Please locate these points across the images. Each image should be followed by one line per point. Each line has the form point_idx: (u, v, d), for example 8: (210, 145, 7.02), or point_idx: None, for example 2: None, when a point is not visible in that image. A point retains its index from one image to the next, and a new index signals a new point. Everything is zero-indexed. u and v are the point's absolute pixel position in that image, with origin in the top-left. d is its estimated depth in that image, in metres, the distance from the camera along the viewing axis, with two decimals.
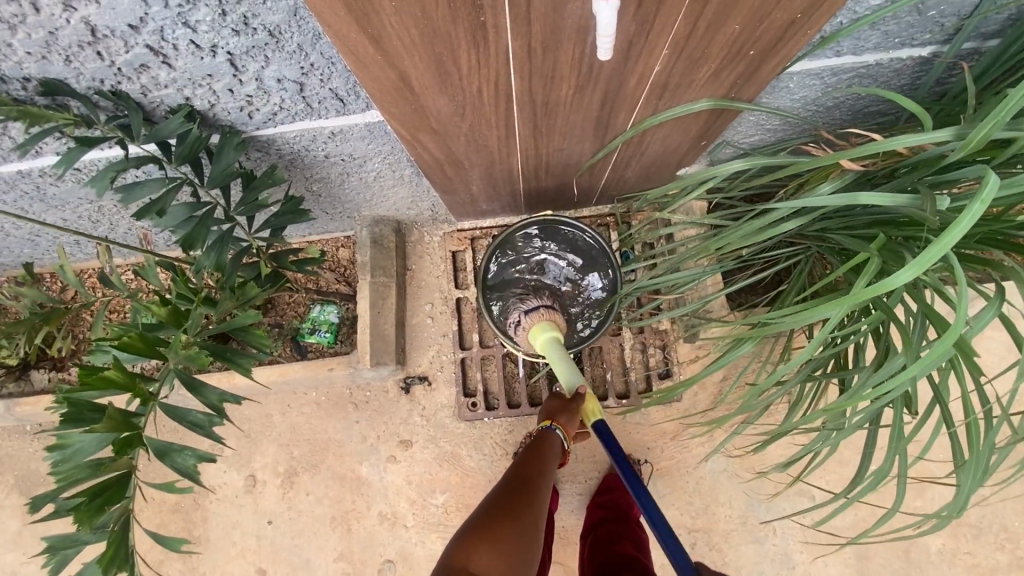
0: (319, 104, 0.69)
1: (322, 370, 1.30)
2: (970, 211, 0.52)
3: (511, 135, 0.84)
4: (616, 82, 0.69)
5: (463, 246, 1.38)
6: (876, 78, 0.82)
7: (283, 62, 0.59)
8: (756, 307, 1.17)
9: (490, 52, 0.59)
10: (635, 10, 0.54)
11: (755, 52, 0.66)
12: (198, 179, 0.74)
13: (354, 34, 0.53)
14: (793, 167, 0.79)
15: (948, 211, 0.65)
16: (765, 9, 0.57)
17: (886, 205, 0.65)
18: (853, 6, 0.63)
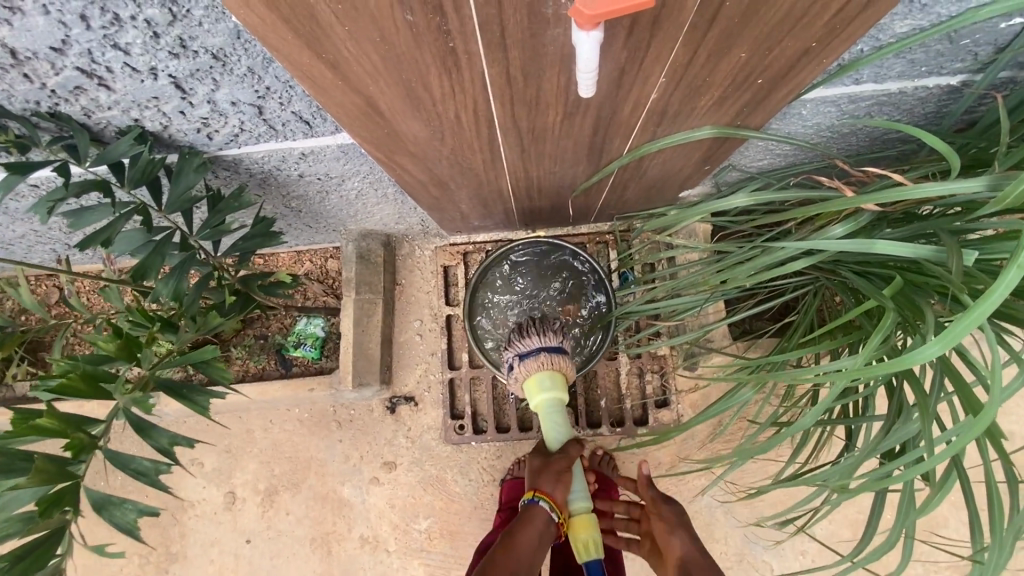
0: (283, 126, 0.63)
1: (303, 389, 1.25)
2: (1004, 279, 0.46)
3: (497, 159, 0.78)
4: (609, 109, 0.63)
5: (455, 261, 1.32)
6: (898, 106, 0.75)
7: (235, 85, 0.53)
8: (760, 338, 1.10)
9: (465, 78, 0.53)
10: (626, 37, 0.48)
11: (762, 80, 0.59)
12: (156, 203, 0.69)
13: (307, 58, 0.47)
14: (798, 205, 0.71)
15: (976, 263, 0.58)
16: (775, 36, 0.50)
17: (906, 256, 0.58)
18: (876, 34, 0.56)
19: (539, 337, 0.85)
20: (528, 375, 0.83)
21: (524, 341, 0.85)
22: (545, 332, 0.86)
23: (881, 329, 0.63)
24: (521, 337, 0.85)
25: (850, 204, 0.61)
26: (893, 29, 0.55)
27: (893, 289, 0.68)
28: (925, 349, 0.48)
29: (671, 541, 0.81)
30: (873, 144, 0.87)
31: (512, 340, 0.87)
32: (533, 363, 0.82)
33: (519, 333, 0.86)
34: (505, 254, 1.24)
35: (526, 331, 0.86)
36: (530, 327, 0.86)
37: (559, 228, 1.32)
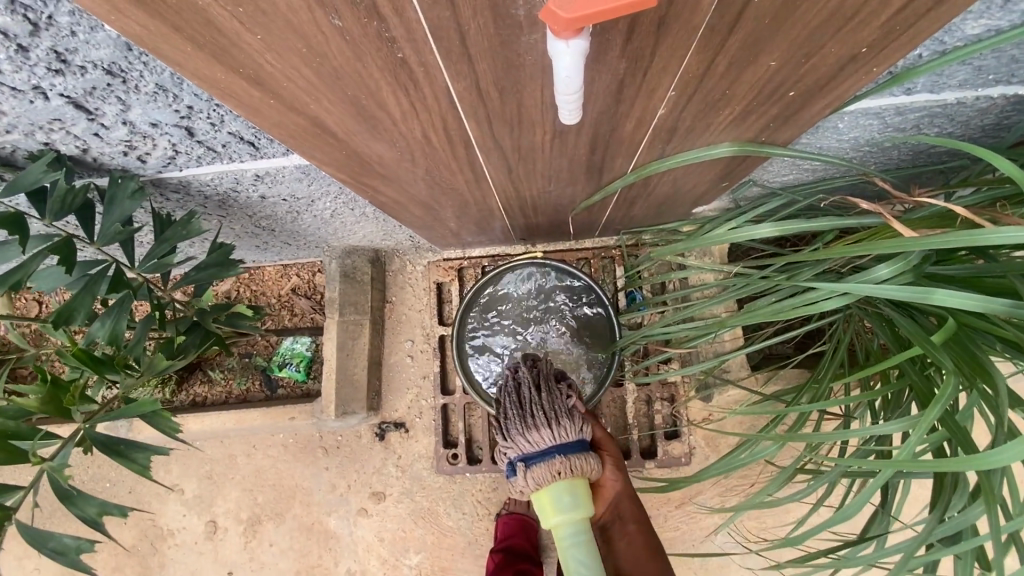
0: (225, 148, 0.54)
1: (284, 417, 1.17)
2: None
3: (481, 180, 0.68)
4: (608, 125, 0.52)
5: (450, 277, 1.21)
6: (952, 117, 0.63)
7: (149, 104, 0.44)
8: (782, 370, 0.99)
9: (427, 95, 0.43)
10: (623, 45, 0.38)
11: (795, 93, 0.48)
12: (88, 235, 0.60)
13: (223, 74, 0.38)
14: (831, 238, 0.61)
15: None
16: (815, 42, 0.39)
17: (974, 309, 0.47)
18: (941, 36, 0.44)
19: (552, 431, 0.63)
20: (535, 489, 0.62)
21: (530, 438, 0.63)
22: (557, 418, 0.64)
23: (940, 399, 0.52)
24: (526, 431, 0.63)
25: (902, 243, 0.50)
26: (963, 30, 0.44)
27: (944, 335, 0.57)
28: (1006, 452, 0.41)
29: (613, 481, 0.74)
30: (917, 158, 0.76)
31: (511, 432, 0.64)
32: (544, 475, 0.61)
33: (523, 427, 0.64)
34: (494, 277, 1.12)
35: (533, 422, 0.64)
36: (536, 413, 0.64)
37: (561, 243, 1.22)
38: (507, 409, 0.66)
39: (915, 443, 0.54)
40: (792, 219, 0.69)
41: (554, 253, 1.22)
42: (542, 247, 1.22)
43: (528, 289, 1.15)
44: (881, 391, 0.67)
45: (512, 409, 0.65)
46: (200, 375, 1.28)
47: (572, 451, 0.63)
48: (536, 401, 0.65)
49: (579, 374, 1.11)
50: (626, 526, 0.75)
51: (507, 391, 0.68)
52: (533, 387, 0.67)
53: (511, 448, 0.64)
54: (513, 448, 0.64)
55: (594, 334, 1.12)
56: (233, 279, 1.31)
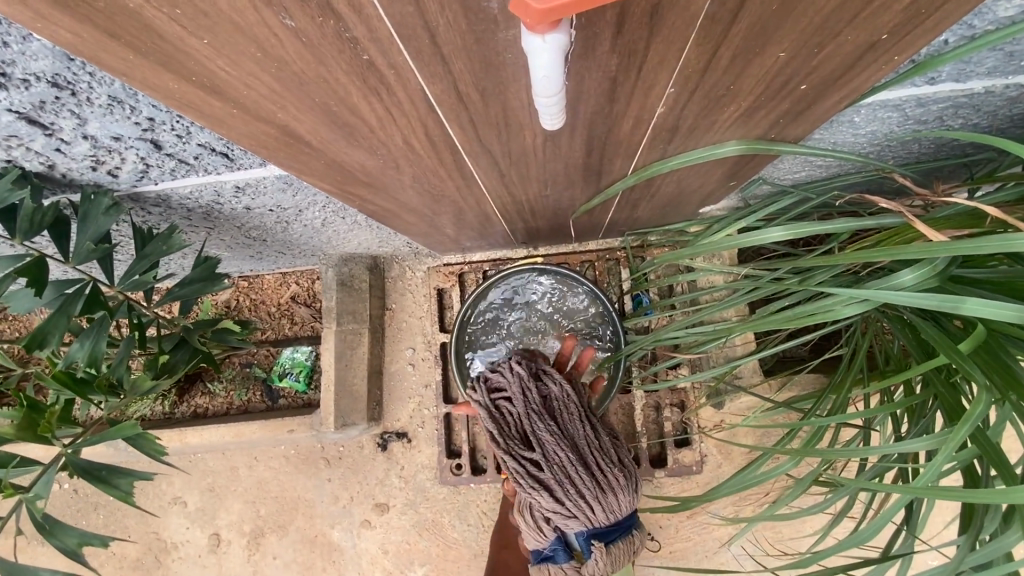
0: (197, 160, 0.51)
1: (283, 429, 1.15)
2: None
3: (473, 186, 0.65)
4: (604, 126, 0.49)
5: (450, 283, 1.17)
6: (978, 107, 0.59)
7: (106, 117, 0.41)
8: (797, 375, 0.94)
9: (403, 99, 0.39)
10: (613, 39, 0.34)
11: (806, 86, 0.44)
12: (63, 253, 0.57)
13: (176, 84, 0.35)
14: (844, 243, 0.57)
15: None
16: (830, 30, 0.35)
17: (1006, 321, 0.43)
18: (970, 20, 0.40)
19: (623, 498, 0.70)
20: (610, 565, 0.71)
21: (608, 513, 0.70)
22: (626, 482, 0.70)
23: (971, 416, 0.47)
24: (603, 506, 0.69)
25: (925, 249, 0.46)
26: (994, 12, 0.39)
27: (974, 341, 0.52)
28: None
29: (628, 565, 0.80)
30: (940, 151, 0.71)
31: (586, 505, 0.68)
32: (620, 550, 0.71)
33: (598, 496, 0.68)
34: (493, 283, 1.08)
35: (610, 494, 0.69)
36: (609, 486, 0.69)
37: (564, 246, 1.18)
38: (572, 472, 0.67)
39: (939, 464, 0.50)
40: (800, 223, 0.66)
41: (557, 256, 1.18)
42: (545, 250, 1.18)
43: (528, 297, 1.11)
44: (903, 403, 0.62)
45: (583, 479, 0.68)
46: (201, 386, 1.26)
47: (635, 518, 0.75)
48: (602, 462, 0.69)
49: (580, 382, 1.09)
50: None
51: (559, 444, 0.68)
52: (591, 442, 0.70)
53: (581, 521, 0.69)
54: (584, 522, 0.69)
55: (595, 341, 1.09)
56: (232, 287, 1.29)
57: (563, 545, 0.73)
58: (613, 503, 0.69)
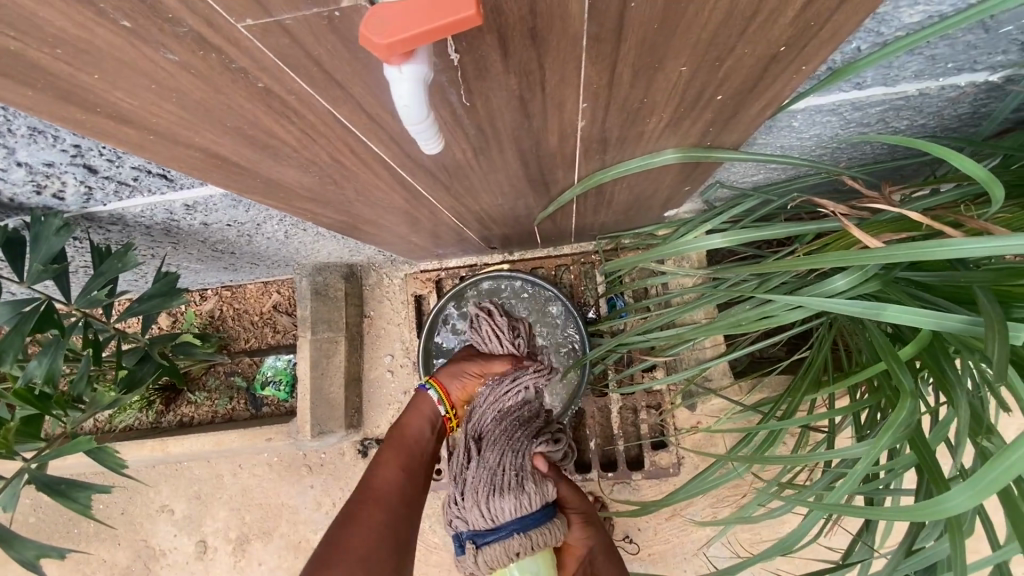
0: (137, 182, 0.52)
1: (262, 437, 1.16)
2: None
3: (422, 198, 0.65)
4: (531, 139, 0.49)
5: (427, 289, 1.19)
6: (920, 109, 0.58)
7: (32, 145, 0.43)
8: (766, 377, 0.94)
9: (314, 121, 0.40)
10: (503, 59, 0.34)
11: (723, 97, 0.44)
12: (17, 274, 0.59)
13: (83, 114, 0.36)
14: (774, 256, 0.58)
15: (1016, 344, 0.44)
16: (721, 42, 0.35)
17: (912, 326, 0.44)
18: (875, 27, 0.39)
19: (514, 506, 0.72)
20: (488, 566, 0.72)
21: (487, 518, 0.72)
22: (524, 491, 0.73)
23: (892, 426, 0.48)
24: (484, 510, 0.73)
25: (837, 256, 0.47)
26: (899, 19, 0.39)
27: (917, 346, 0.52)
28: (958, 497, 0.38)
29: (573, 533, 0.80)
30: (894, 152, 0.70)
31: (472, 504, 0.74)
32: (494, 551, 0.71)
33: (488, 495, 0.73)
34: (460, 290, 1.10)
35: (495, 502, 0.72)
36: (498, 491, 0.73)
37: (539, 250, 1.18)
38: (482, 465, 0.76)
39: (864, 469, 0.51)
40: (742, 233, 0.67)
41: (533, 260, 1.18)
42: (520, 255, 1.18)
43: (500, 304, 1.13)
44: (855, 407, 0.62)
45: (482, 477, 0.75)
46: (185, 395, 1.28)
47: (531, 526, 0.73)
48: (512, 464, 0.76)
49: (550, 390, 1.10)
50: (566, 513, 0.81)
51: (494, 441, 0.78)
52: (517, 448, 0.78)
53: (465, 519, 0.74)
54: (466, 522, 0.74)
55: (563, 349, 1.10)
56: (216, 297, 1.30)
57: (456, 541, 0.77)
58: (495, 512, 0.73)
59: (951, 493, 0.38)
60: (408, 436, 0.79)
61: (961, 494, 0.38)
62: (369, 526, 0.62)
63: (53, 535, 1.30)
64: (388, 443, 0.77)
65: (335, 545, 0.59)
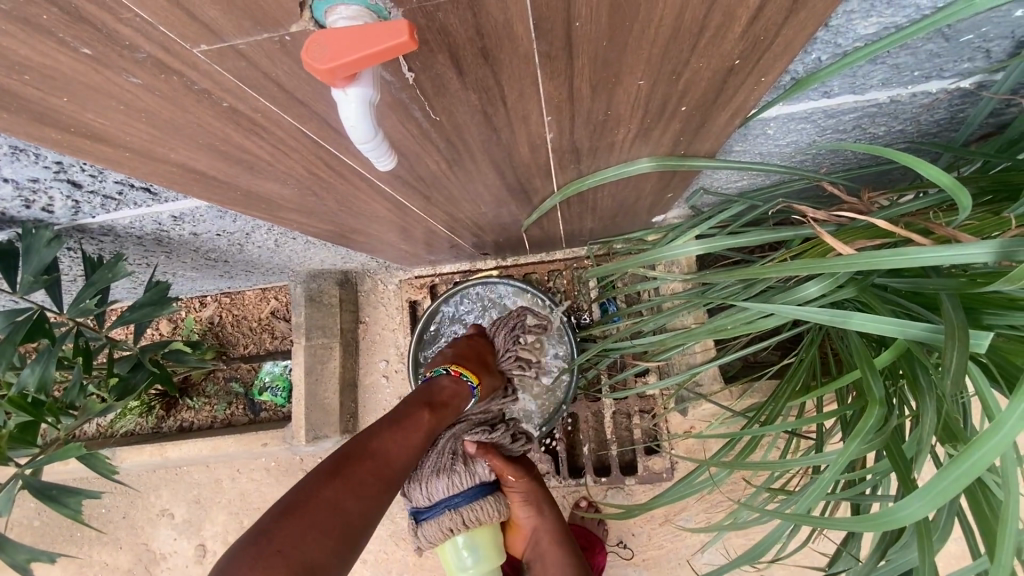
0: (121, 195, 0.54)
1: (259, 442, 1.17)
2: (998, 425, 0.35)
3: (404, 207, 0.66)
4: (502, 151, 0.50)
5: (422, 295, 1.20)
6: (895, 115, 0.59)
7: (15, 162, 0.44)
8: (756, 381, 0.94)
9: (284, 138, 0.41)
10: (459, 77, 0.35)
11: (687, 108, 0.45)
12: (11, 285, 0.60)
13: (58, 134, 0.37)
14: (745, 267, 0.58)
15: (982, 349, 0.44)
16: (673, 56, 0.36)
17: (875, 331, 0.45)
18: (832, 39, 0.40)
19: (446, 486, 0.72)
20: (428, 539, 0.75)
21: (423, 495, 0.73)
22: (457, 472, 0.73)
23: (860, 432, 0.48)
24: (422, 488, 0.73)
25: (799, 263, 0.48)
26: (855, 31, 0.39)
27: (895, 352, 0.52)
28: (912, 506, 0.38)
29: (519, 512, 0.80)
30: (878, 157, 0.70)
31: (414, 479, 0.74)
32: (431, 528, 0.73)
33: (422, 475, 0.73)
34: (452, 296, 1.11)
35: (433, 483, 0.73)
36: (436, 471, 0.73)
37: (532, 256, 1.18)
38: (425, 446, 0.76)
39: (834, 476, 0.52)
40: (718, 243, 0.67)
41: (526, 266, 1.18)
42: (513, 261, 1.18)
43: (491, 310, 1.13)
44: (837, 412, 0.61)
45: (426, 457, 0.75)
46: (185, 401, 1.30)
47: (463, 504, 0.74)
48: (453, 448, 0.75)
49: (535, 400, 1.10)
50: (513, 492, 0.78)
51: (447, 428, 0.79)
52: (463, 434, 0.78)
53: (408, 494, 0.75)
54: (409, 498, 0.75)
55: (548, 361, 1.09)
56: (215, 303, 1.32)
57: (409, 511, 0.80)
58: (430, 491, 0.73)
59: (905, 501, 0.38)
60: (440, 422, 0.70)
61: (916, 502, 0.38)
62: (366, 497, 0.54)
63: (58, 538, 1.33)
64: (421, 416, 0.67)
65: (329, 498, 0.51)
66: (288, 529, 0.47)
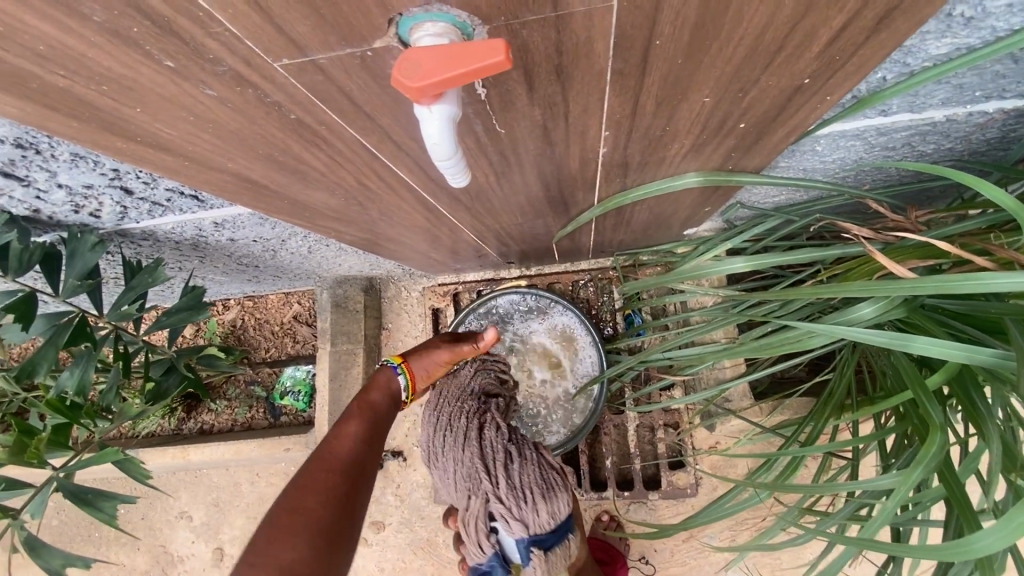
0: (169, 202, 0.54)
1: (280, 448, 1.17)
2: None
3: (443, 217, 0.66)
4: (552, 164, 0.50)
5: (444, 302, 1.19)
6: (947, 133, 0.57)
7: (73, 169, 0.45)
8: (787, 399, 0.92)
9: (343, 149, 0.41)
10: (528, 92, 0.35)
11: (745, 125, 0.44)
12: (54, 289, 0.61)
13: (123, 143, 0.37)
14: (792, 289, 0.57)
15: None
16: (745, 75, 0.35)
17: (938, 356, 0.44)
18: (902, 58, 0.39)
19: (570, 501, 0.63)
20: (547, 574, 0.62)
21: (550, 514, 0.60)
22: (564, 478, 0.64)
23: (923, 459, 0.47)
24: (549, 507, 0.60)
25: (852, 286, 0.47)
26: (926, 51, 0.38)
27: (945, 375, 0.51)
28: (989, 538, 0.37)
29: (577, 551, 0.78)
30: (922, 174, 0.69)
31: (532, 502, 0.59)
32: (557, 557, 0.62)
33: (545, 493, 0.60)
34: (475, 307, 1.10)
35: (559, 497, 0.62)
36: (551, 483, 0.62)
37: (557, 266, 1.18)
38: (521, 457, 0.62)
39: (893, 504, 0.50)
40: (760, 261, 0.66)
41: (550, 275, 1.18)
42: (537, 270, 1.18)
43: (514, 322, 1.12)
44: (881, 435, 0.60)
45: (532, 473, 0.61)
46: (206, 403, 1.30)
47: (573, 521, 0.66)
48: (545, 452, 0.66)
49: (559, 415, 1.07)
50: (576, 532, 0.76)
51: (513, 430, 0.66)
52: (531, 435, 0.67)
53: (522, 522, 0.59)
54: (526, 527, 0.59)
55: (573, 374, 1.08)
56: (238, 307, 1.33)
57: (501, 559, 0.62)
58: (556, 511, 0.61)
59: (981, 532, 0.37)
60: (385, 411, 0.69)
61: (995, 534, 0.37)
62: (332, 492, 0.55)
63: (76, 538, 1.34)
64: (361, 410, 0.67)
65: (300, 504, 0.52)
66: (270, 537, 0.48)
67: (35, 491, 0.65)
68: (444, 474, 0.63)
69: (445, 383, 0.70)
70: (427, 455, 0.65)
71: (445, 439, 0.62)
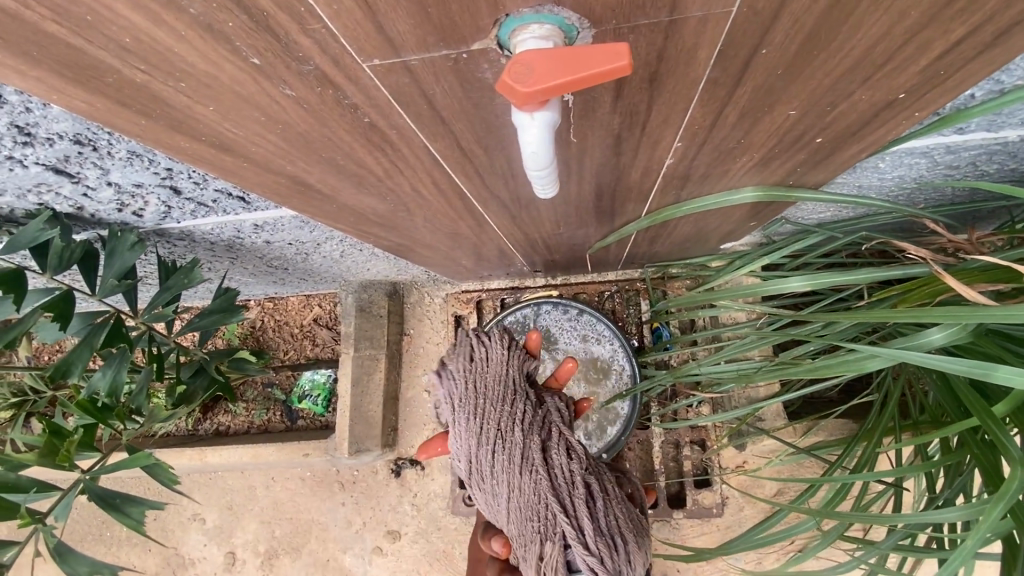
0: (215, 203, 0.53)
1: (298, 453, 1.15)
2: None
3: (485, 225, 0.64)
4: (612, 174, 0.48)
5: (468, 309, 1.17)
6: (1014, 154, 0.56)
7: (126, 167, 0.44)
8: (823, 420, 0.90)
9: (407, 154, 0.40)
10: (613, 100, 0.33)
11: (823, 139, 0.43)
12: (91, 289, 0.59)
13: (186, 143, 0.36)
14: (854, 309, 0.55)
15: None
16: (841, 88, 0.34)
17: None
18: (998, 75, 0.37)
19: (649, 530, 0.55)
20: None
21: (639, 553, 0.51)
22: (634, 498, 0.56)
23: (1006, 494, 0.44)
24: (636, 543, 0.51)
25: (929, 309, 0.45)
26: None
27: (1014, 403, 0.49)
28: None
29: None
30: (977, 194, 0.67)
31: (619, 545, 0.50)
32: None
33: (628, 528, 0.51)
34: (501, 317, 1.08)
35: (638, 541, 0.52)
36: (629, 507, 0.54)
37: (583, 276, 1.15)
38: (597, 490, 0.51)
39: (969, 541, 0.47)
40: (817, 281, 0.63)
41: (576, 285, 1.15)
42: (563, 280, 1.15)
43: (542, 333, 1.09)
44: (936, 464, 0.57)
45: (611, 512, 0.51)
46: (223, 404, 1.29)
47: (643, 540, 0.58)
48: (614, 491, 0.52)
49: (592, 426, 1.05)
50: None
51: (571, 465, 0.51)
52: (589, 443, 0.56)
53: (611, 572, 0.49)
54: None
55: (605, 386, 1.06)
56: (259, 308, 1.32)
57: None
58: (637, 559, 0.51)
59: None
60: None
61: None
62: None
63: (87, 537, 1.32)
64: None
65: None
66: None
67: (62, 497, 0.64)
68: (496, 500, 0.52)
69: (473, 375, 0.53)
70: (468, 472, 0.54)
71: (499, 460, 0.50)
